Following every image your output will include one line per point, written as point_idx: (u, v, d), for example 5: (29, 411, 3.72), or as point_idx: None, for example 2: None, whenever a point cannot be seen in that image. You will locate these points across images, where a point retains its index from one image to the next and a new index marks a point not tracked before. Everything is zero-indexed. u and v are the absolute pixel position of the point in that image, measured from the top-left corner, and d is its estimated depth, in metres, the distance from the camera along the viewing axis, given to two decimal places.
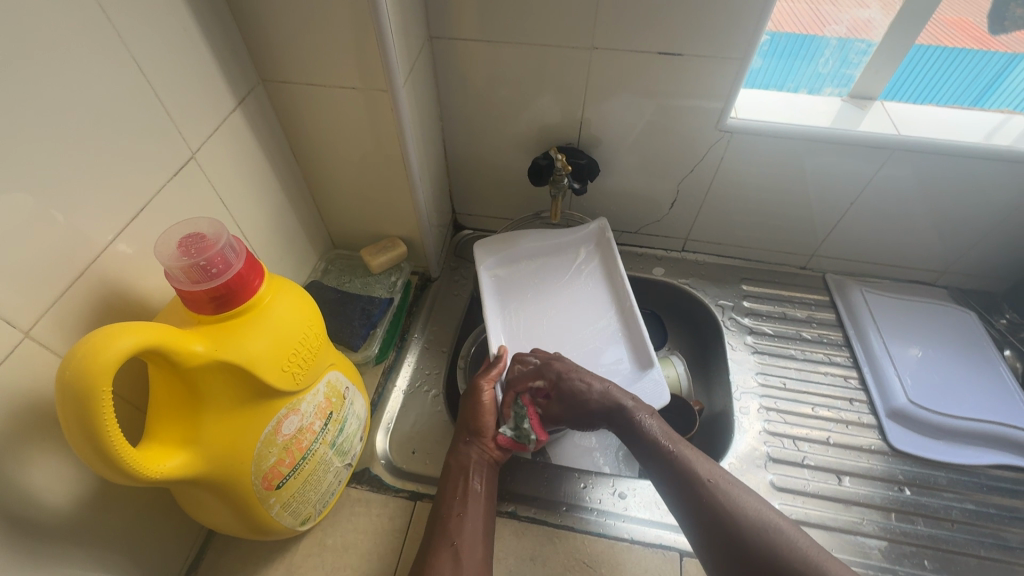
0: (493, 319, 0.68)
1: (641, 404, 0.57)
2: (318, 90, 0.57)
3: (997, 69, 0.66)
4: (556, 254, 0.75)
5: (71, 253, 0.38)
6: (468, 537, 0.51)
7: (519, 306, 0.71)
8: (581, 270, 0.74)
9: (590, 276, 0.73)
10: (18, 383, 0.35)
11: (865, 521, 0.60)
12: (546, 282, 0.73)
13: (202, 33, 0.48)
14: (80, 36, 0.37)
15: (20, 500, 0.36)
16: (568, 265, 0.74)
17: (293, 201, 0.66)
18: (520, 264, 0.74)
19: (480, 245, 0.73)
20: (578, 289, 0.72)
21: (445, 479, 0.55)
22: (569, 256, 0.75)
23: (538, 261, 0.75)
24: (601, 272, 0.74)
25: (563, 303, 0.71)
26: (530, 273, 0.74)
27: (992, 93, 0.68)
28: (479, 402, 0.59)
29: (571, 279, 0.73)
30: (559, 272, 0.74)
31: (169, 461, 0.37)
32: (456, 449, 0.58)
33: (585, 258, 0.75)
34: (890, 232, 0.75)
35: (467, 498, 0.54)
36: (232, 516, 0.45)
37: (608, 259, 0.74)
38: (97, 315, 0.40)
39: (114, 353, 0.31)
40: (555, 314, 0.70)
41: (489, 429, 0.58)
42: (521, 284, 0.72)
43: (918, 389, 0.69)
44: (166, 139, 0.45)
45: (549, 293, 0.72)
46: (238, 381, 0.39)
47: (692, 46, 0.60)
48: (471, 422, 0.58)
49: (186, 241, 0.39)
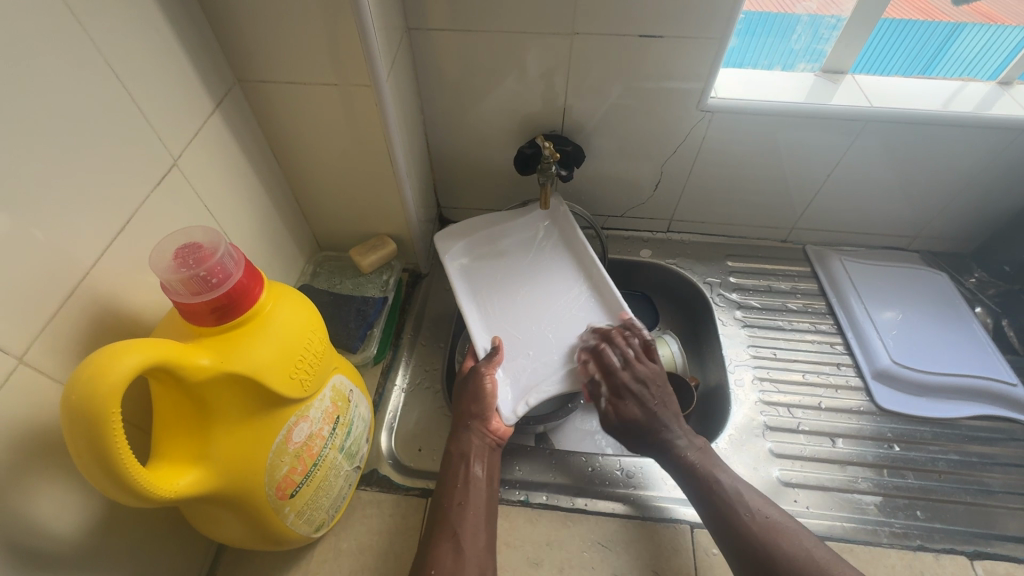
0: (468, 311, 0.66)
1: (689, 441, 0.58)
2: (297, 88, 0.55)
3: (940, 40, 0.69)
4: (518, 232, 0.74)
5: (58, 272, 0.36)
6: (469, 526, 0.51)
7: (491, 293, 0.69)
8: (542, 247, 0.73)
9: (552, 251, 0.73)
10: (16, 411, 0.33)
11: (860, 479, 0.62)
12: (514, 262, 0.72)
13: (175, 34, 0.45)
14: (46, 42, 0.34)
15: (28, 532, 0.34)
16: (528, 242, 0.74)
17: (277, 205, 0.64)
18: (485, 247, 0.73)
19: (441, 242, 0.72)
20: (545, 264, 0.71)
21: (446, 466, 0.56)
22: (530, 235, 0.74)
23: (501, 244, 0.73)
24: (562, 245, 0.73)
25: (535, 279, 0.70)
26: (495, 257, 0.72)
27: (940, 62, 0.71)
28: (483, 387, 0.59)
29: (539, 256, 0.73)
30: (522, 252, 0.73)
31: (181, 479, 0.36)
32: (455, 433, 0.58)
33: (544, 234, 0.74)
34: (865, 202, 0.78)
35: (469, 485, 0.54)
36: (247, 529, 0.44)
37: (568, 231, 0.73)
38: (92, 334, 0.39)
39: (120, 373, 0.30)
40: (527, 290, 0.69)
41: (491, 411, 0.58)
42: (489, 270, 0.71)
43: (900, 350, 0.72)
44: (146, 147, 0.43)
45: (519, 274, 0.71)
46: (247, 392, 0.38)
47: (671, 29, 0.60)
48: (471, 406, 0.58)
49: (182, 252, 0.38)
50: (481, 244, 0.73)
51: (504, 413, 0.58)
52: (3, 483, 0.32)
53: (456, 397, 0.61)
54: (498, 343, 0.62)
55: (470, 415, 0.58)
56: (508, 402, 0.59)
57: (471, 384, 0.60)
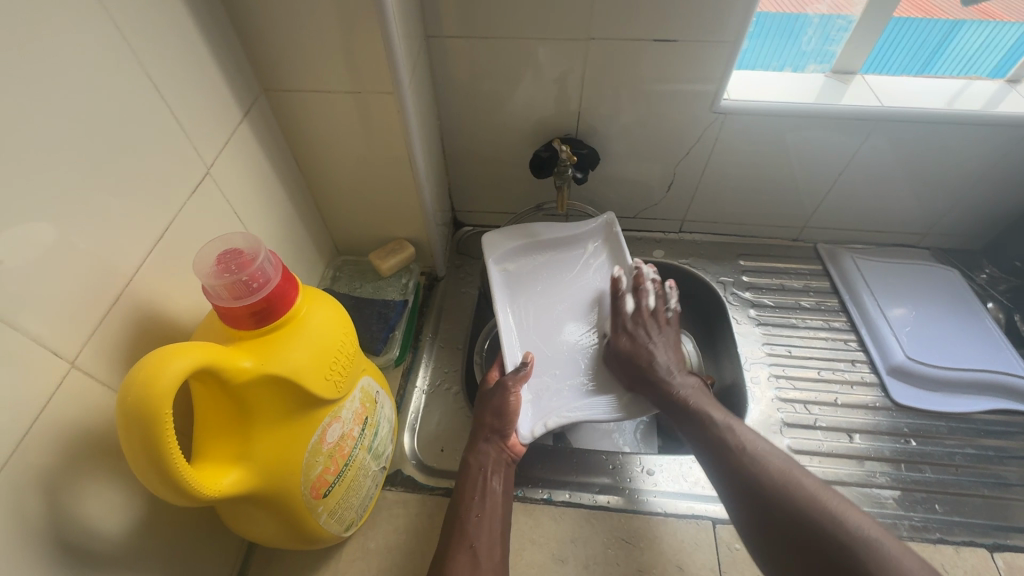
0: (502, 318, 0.68)
1: (685, 385, 0.61)
2: (320, 96, 0.57)
3: (941, 36, 0.70)
4: (565, 247, 0.75)
5: (104, 279, 0.37)
6: (485, 539, 0.51)
7: (530, 302, 0.71)
8: (589, 264, 0.74)
9: (598, 271, 0.73)
10: (70, 413, 0.34)
11: (878, 474, 0.63)
12: (555, 275, 0.73)
13: (206, 45, 0.47)
14: (90, 56, 0.36)
15: (80, 531, 0.35)
16: (576, 258, 0.74)
17: (299, 211, 0.65)
18: (529, 257, 0.74)
19: (489, 242, 0.73)
20: (585, 285, 0.73)
21: (463, 477, 0.57)
22: (577, 251, 0.75)
23: (547, 256, 0.74)
24: (609, 266, 0.73)
25: (572, 300, 0.72)
26: (540, 268, 0.74)
27: (940, 60, 0.71)
28: (507, 402, 0.60)
29: (581, 271, 0.74)
30: (568, 266, 0.74)
31: (224, 478, 0.37)
32: (474, 446, 0.59)
33: (593, 251, 0.75)
34: (876, 200, 0.79)
35: (486, 497, 0.55)
36: (281, 528, 0.45)
37: (615, 253, 0.74)
38: (135, 339, 0.40)
39: (172, 376, 0.31)
40: (564, 310, 0.71)
41: (512, 430, 0.59)
42: (531, 280, 0.73)
43: (913, 345, 0.73)
44: (181, 157, 0.44)
45: (558, 291, 0.72)
46: (286, 395, 0.40)
47: (684, 32, 0.62)
48: (495, 421, 0.59)
49: (225, 258, 0.39)
50: (526, 255, 0.74)
51: (521, 432, 0.60)
52: (59, 483, 0.33)
53: (478, 411, 0.62)
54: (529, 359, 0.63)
55: (493, 430, 0.59)
56: (528, 421, 0.61)
57: (496, 400, 0.61)
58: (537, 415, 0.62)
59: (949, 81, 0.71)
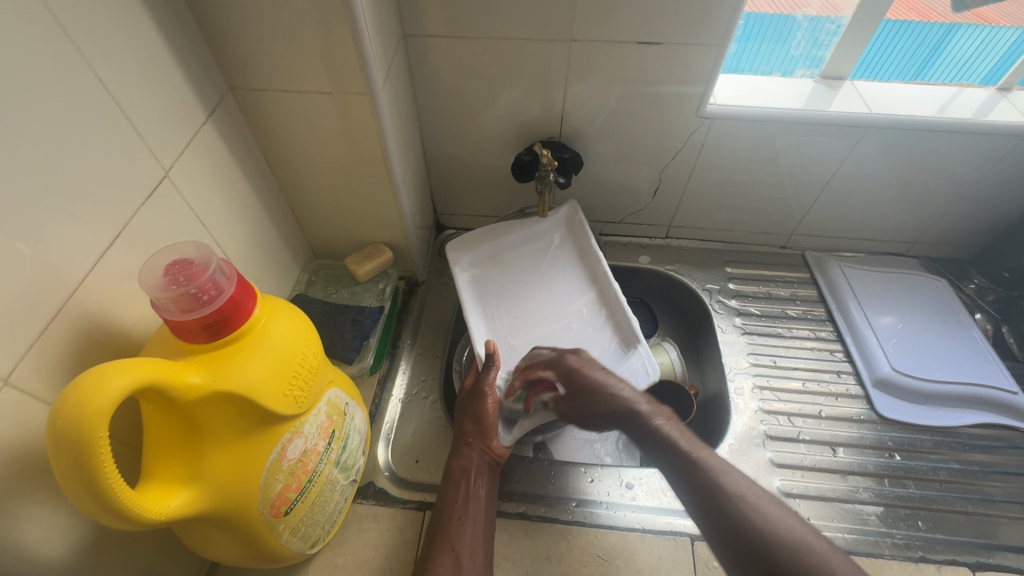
0: (475, 324, 0.66)
1: (653, 407, 0.57)
2: (291, 96, 0.55)
3: (936, 41, 0.69)
4: (531, 240, 0.75)
5: (46, 290, 0.35)
6: (468, 543, 0.51)
7: (499, 302, 0.69)
8: (556, 257, 0.73)
9: (566, 261, 0.73)
10: (2, 434, 0.33)
11: (861, 489, 0.62)
12: (523, 271, 0.72)
13: (165, 42, 0.45)
14: (33, 54, 0.34)
15: (12, 558, 0.33)
16: (543, 251, 0.74)
17: (271, 213, 0.63)
18: (497, 256, 0.73)
19: (455, 248, 0.72)
20: (557, 278, 0.71)
21: (446, 481, 0.55)
22: (544, 244, 0.75)
23: (512, 254, 0.74)
24: (576, 256, 0.73)
25: (544, 292, 0.70)
26: (507, 266, 0.73)
27: (934, 65, 0.71)
28: (484, 406, 0.59)
29: (550, 266, 0.73)
30: (536, 262, 0.73)
31: (172, 500, 0.35)
32: (456, 449, 0.58)
33: (559, 243, 0.75)
34: (864, 208, 0.78)
35: (469, 501, 0.54)
36: (239, 548, 0.43)
37: (581, 243, 0.74)
38: (80, 353, 0.38)
39: (109, 394, 0.30)
40: (537, 302, 0.69)
41: (492, 431, 0.58)
42: (498, 281, 0.71)
43: (899, 356, 0.71)
44: (135, 160, 0.42)
45: (529, 286, 0.71)
46: (241, 410, 0.38)
47: (670, 35, 0.60)
48: (473, 422, 0.58)
49: (174, 269, 0.37)
50: (494, 255, 0.73)
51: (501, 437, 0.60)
52: None
53: (459, 414, 0.61)
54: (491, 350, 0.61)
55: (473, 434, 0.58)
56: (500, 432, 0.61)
57: (474, 402, 0.60)
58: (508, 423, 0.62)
59: (946, 90, 0.70)
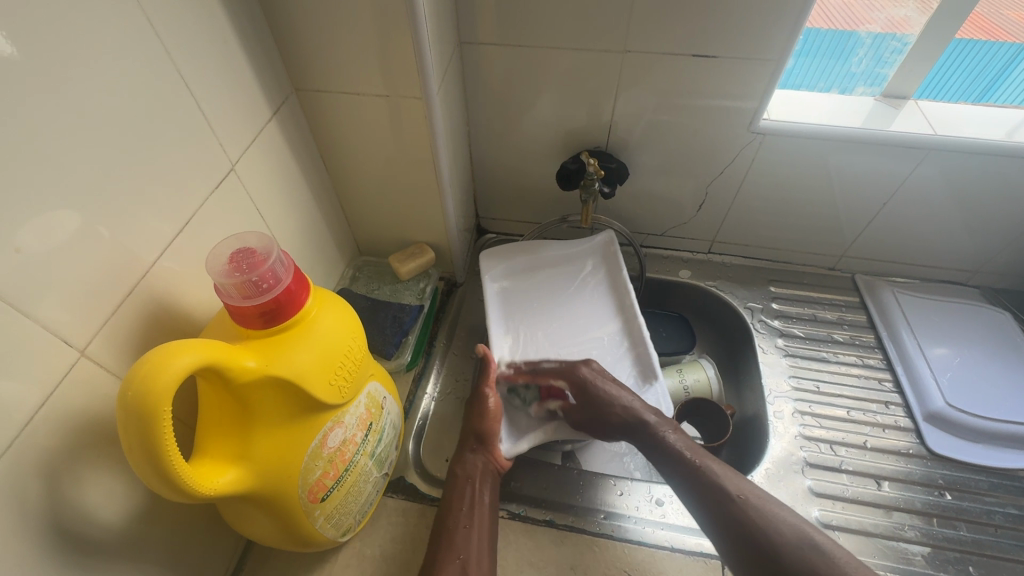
0: (497, 334, 0.67)
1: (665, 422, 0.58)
2: (349, 98, 0.57)
3: (1005, 60, 0.65)
4: (562, 264, 0.74)
5: (122, 270, 0.38)
6: (475, 551, 0.51)
7: (523, 318, 0.69)
8: (586, 282, 0.73)
9: (595, 289, 0.72)
10: (74, 401, 0.35)
11: (906, 527, 0.59)
12: (550, 291, 0.72)
13: (238, 45, 0.47)
14: (124, 53, 0.36)
15: (76, 518, 0.36)
16: (572, 278, 0.73)
17: (323, 209, 0.66)
18: (525, 275, 0.73)
19: (486, 261, 0.73)
20: (584, 302, 0.71)
21: (450, 488, 0.55)
22: (576, 268, 0.74)
23: (541, 273, 0.73)
24: (607, 285, 0.72)
25: (568, 314, 0.70)
26: (537, 285, 0.73)
27: (1001, 86, 0.67)
28: (488, 410, 0.59)
29: (579, 288, 0.72)
30: (564, 283, 0.72)
31: (221, 477, 0.37)
32: (459, 455, 0.58)
33: (590, 271, 0.73)
34: (922, 233, 0.74)
35: (474, 509, 0.53)
36: (277, 529, 0.45)
37: (615, 273, 0.72)
38: (147, 331, 0.41)
39: (173, 372, 0.31)
40: (561, 324, 0.69)
41: (497, 441, 0.59)
42: (525, 297, 0.71)
43: (954, 391, 0.68)
44: (207, 153, 0.45)
45: (555, 307, 0.71)
46: (288, 396, 0.39)
47: (726, 49, 0.59)
48: (477, 429, 0.58)
49: (237, 257, 0.39)
50: (521, 272, 0.73)
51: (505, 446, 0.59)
52: (58, 469, 0.34)
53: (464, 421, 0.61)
54: (486, 353, 0.62)
55: (478, 440, 0.58)
56: (507, 438, 0.60)
57: (479, 409, 0.60)
58: (519, 429, 0.61)
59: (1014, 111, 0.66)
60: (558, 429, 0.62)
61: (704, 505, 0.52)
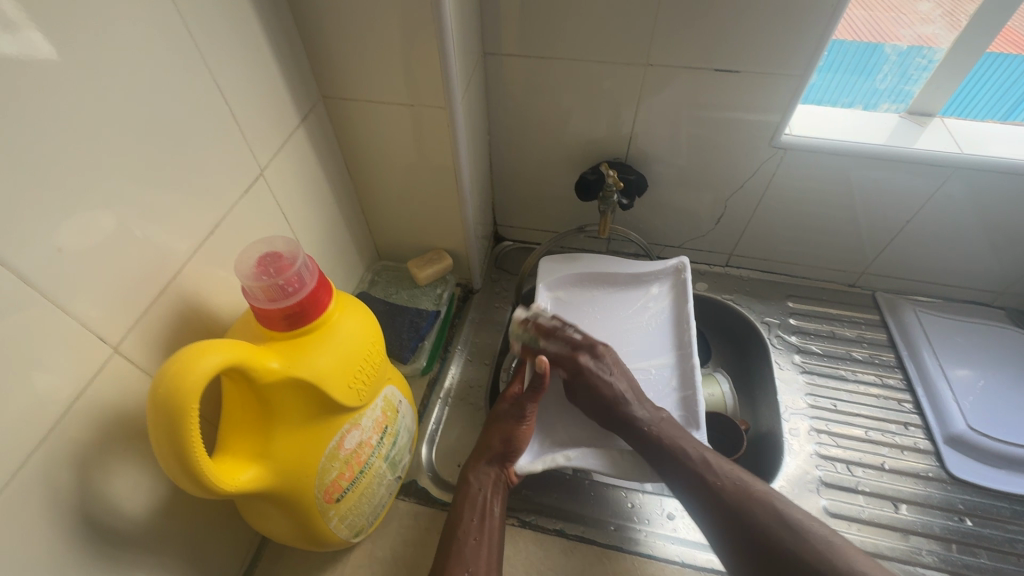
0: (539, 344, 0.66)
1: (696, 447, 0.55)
2: (375, 107, 0.58)
3: None
4: (627, 286, 0.71)
5: (155, 270, 0.39)
6: (483, 566, 0.50)
7: None
8: (645, 308, 0.69)
9: (654, 317, 0.68)
10: (106, 396, 0.36)
11: (924, 552, 0.58)
12: (606, 313, 0.69)
13: (271, 54, 0.49)
14: (164, 63, 0.38)
15: (104, 509, 0.37)
16: (634, 301, 0.70)
17: (345, 213, 0.67)
18: (586, 290, 0.71)
19: (546, 263, 0.72)
20: (640, 330, 0.67)
21: (462, 498, 0.55)
22: (637, 292, 0.71)
23: (603, 292, 0.71)
24: (668, 314, 0.68)
25: (619, 341, 0.67)
26: (594, 302, 0.70)
27: None
28: (516, 427, 0.57)
29: (636, 315, 0.69)
30: (623, 306, 0.69)
31: (242, 475, 0.38)
32: (476, 463, 0.57)
33: (655, 295, 0.69)
34: (946, 252, 0.73)
35: (484, 523, 0.53)
36: (292, 527, 0.46)
37: (680, 302, 0.68)
38: (176, 329, 0.42)
39: (202, 371, 0.32)
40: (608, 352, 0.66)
41: (517, 456, 0.57)
42: (578, 312, 0.69)
43: (976, 414, 0.66)
44: (237, 159, 0.46)
45: (607, 329, 0.68)
46: (309, 397, 0.40)
47: (748, 64, 0.59)
48: (500, 444, 0.57)
49: (265, 261, 0.40)
50: (580, 286, 0.71)
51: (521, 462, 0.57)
52: (88, 460, 0.35)
53: (486, 430, 0.59)
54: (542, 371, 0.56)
55: (500, 453, 0.57)
56: (529, 453, 0.58)
57: (508, 423, 0.58)
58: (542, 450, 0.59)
59: None
60: (583, 456, 0.57)
61: (713, 511, 0.52)
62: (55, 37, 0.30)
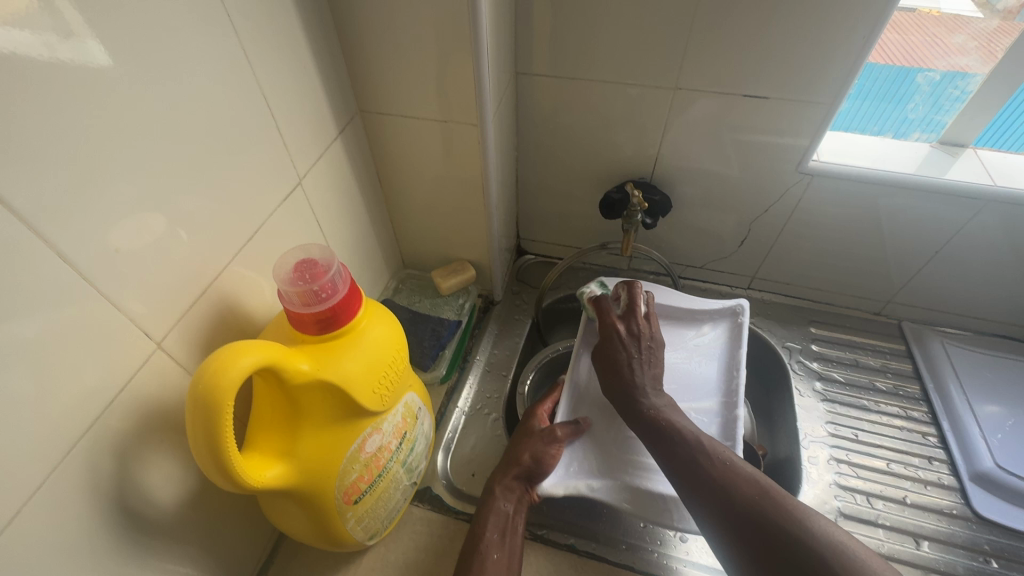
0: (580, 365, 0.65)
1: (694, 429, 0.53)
2: (408, 121, 0.60)
3: None
4: (683, 323, 0.69)
5: (197, 271, 0.42)
6: None
7: None
8: (697, 348, 0.67)
9: (705, 360, 0.66)
10: (148, 388, 0.38)
11: None
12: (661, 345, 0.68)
13: (313, 70, 0.51)
14: (217, 77, 0.41)
15: (138, 497, 0.39)
16: (686, 337, 0.68)
17: (374, 222, 0.69)
18: None
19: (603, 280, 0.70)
20: (688, 370, 0.65)
21: (485, 509, 0.55)
22: (692, 330, 0.69)
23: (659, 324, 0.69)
24: (719, 359, 0.66)
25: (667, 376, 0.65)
26: None
27: None
28: (548, 453, 0.58)
29: (686, 353, 0.67)
30: (677, 343, 0.68)
31: (267, 471, 0.40)
32: (503, 477, 0.57)
33: (708, 337, 0.68)
34: (976, 284, 0.72)
35: (505, 538, 0.53)
36: (311, 527, 0.47)
37: (733, 350, 0.66)
38: (212, 328, 0.44)
39: (238, 370, 0.34)
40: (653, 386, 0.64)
41: (542, 476, 0.57)
42: None
43: (1005, 453, 0.65)
44: (278, 168, 0.49)
45: None
46: (333, 399, 0.42)
47: (777, 89, 0.60)
48: (530, 465, 0.57)
49: (301, 266, 0.42)
50: None
51: (546, 484, 0.56)
52: (127, 449, 0.37)
53: (514, 444, 0.60)
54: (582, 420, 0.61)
55: (527, 471, 0.57)
56: (557, 474, 0.57)
57: (541, 444, 0.58)
58: (570, 472, 0.58)
59: None
60: (609, 488, 0.56)
61: (725, 508, 0.46)
62: (121, 51, 0.33)
